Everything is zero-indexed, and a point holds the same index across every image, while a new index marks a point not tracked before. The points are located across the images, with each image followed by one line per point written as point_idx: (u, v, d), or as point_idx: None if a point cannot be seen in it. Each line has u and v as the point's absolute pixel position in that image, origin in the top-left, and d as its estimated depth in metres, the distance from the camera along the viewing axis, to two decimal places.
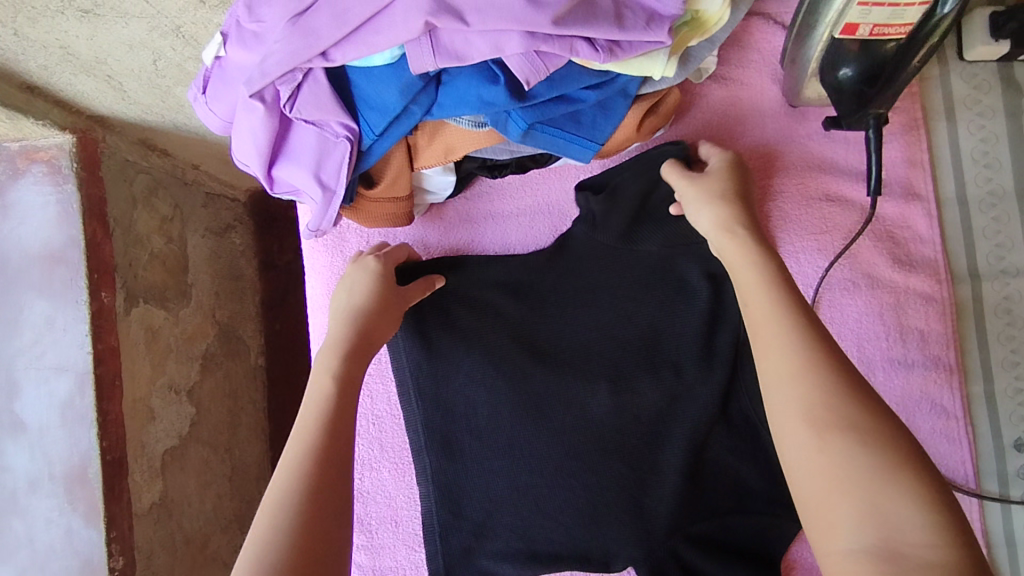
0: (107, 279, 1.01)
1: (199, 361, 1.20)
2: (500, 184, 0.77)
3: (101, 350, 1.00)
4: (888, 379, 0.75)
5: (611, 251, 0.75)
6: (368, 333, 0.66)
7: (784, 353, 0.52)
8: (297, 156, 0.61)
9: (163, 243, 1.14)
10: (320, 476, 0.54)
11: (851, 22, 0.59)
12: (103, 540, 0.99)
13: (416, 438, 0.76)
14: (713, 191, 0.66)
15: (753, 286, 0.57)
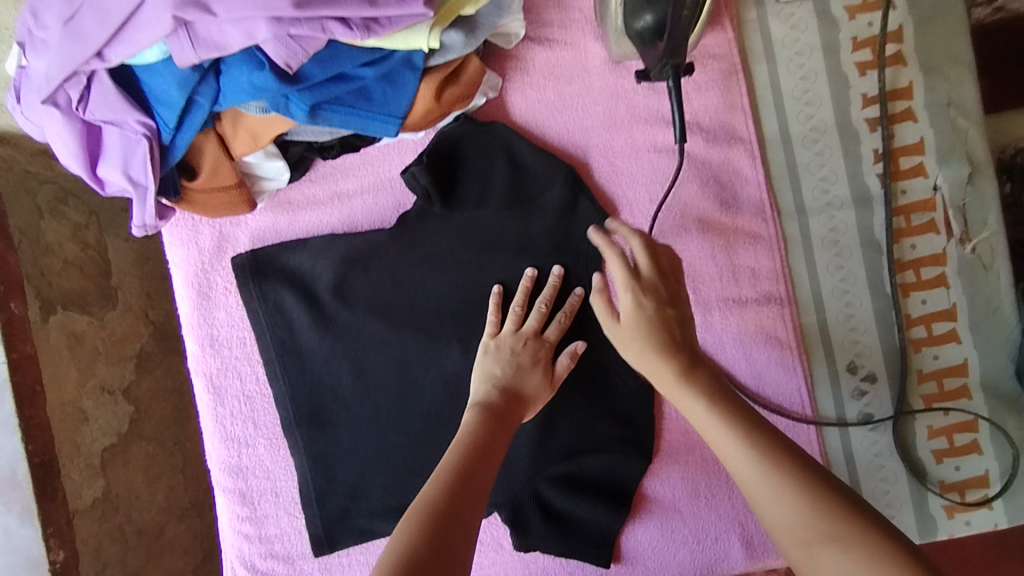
0: (17, 290, 0.92)
1: (135, 359, 1.09)
2: (341, 164, 0.79)
3: (16, 358, 0.90)
4: (725, 316, 0.79)
5: (453, 220, 0.78)
6: (515, 410, 0.67)
7: (751, 480, 0.52)
8: (109, 156, 0.64)
9: (78, 250, 1.04)
10: (449, 495, 0.53)
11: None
12: (41, 536, 0.90)
13: (285, 413, 0.79)
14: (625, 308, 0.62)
15: (698, 416, 0.57)
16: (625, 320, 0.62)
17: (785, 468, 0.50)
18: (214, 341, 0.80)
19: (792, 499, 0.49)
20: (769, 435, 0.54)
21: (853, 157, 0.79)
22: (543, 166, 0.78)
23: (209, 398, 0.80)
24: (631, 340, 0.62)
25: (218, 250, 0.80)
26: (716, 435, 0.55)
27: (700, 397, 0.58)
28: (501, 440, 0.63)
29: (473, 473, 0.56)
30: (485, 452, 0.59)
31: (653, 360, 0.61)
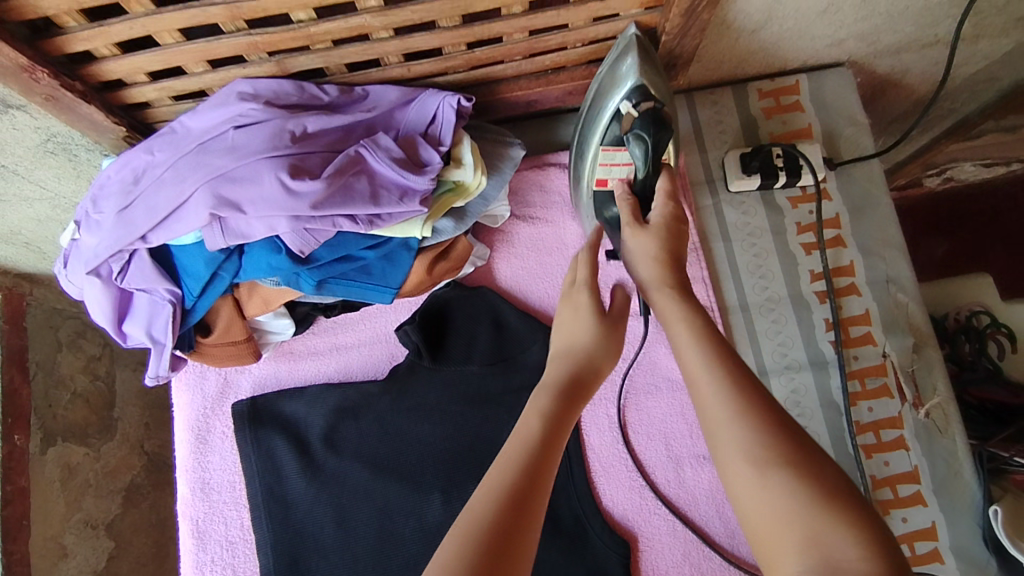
0: (21, 423, 1.20)
1: (121, 492, 1.36)
2: (342, 320, 0.87)
3: (9, 491, 1.16)
4: (697, 473, 0.82)
5: (440, 374, 0.85)
6: (579, 386, 0.56)
7: (712, 403, 0.47)
8: (136, 317, 0.72)
9: (87, 382, 1.34)
10: (507, 508, 0.44)
11: (601, 175, 0.72)
12: None
13: (265, 561, 0.81)
14: (647, 248, 0.59)
15: (673, 317, 0.53)
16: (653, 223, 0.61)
17: (748, 403, 0.46)
18: (205, 484, 0.84)
19: (748, 432, 0.44)
20: (729, 354, 0.49)
21: (806, 325, 0.87)
22: (524, 327, 0.86)
23: (192, 543, 0.82)
24: (642, 246, 0.60)
25: (221, 396, 0.86)
26: (686, 352, 0.50)
27: (676, 298, 0.54)
28: (568, 415, 0.53)
29: (542, 478, 0.48)
30: (545, 459, 0.49)
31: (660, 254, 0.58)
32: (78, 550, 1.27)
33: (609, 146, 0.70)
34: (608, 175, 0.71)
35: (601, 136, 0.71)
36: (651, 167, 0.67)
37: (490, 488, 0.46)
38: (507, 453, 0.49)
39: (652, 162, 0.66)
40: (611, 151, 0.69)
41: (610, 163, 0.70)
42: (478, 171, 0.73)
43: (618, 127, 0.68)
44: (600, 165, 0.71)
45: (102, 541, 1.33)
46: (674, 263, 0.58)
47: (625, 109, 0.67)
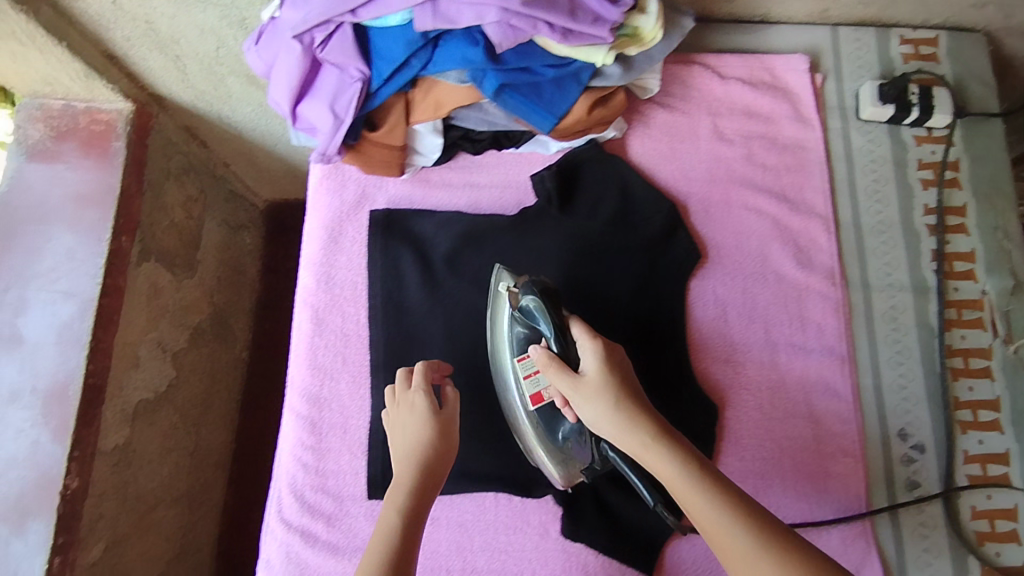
0: (128, 227, 1.22)
1: (190, 330, 1.49)
2: (479, 161, 0.93)
3: (108, 283, 1.17)
4: (790, 360, 0.87)
5: (564, 224, 0.89)
6: (429, 473, 0.69)
7: (744, 560, 0.53)
8: (319, 94, 0.77)
9: (183, 216, 1.44)
10: (397, 553, 0.60)
11: (533, 390, 0.77)
12: (66, 455, 1.09)
13: (376, 356, 0.86)
14: (598, 404, 0.67)
15: (670, 473, 0.60)
16: (590, 377, 0.69)
17: (784, 554, 0.52)
18: (329, 279, 0.89)
19: (779, 570, 0.51)
20: (744, 502, 0.57)
21: (914, 252, 0.91)
22: (651, 197, 0.90)
23: (310, 327, 0.88)
24: (590, 409, 0.68)
25: (357, 205, 0.91)
26: (702, 508, 0.57)
27: (665, 453, 0.62)
28: (421, 510, 0.66)
29: (413, 520, 0.64)
30: (420, 506, 0.66)
31: (616, 406, 0.67)
32: (149, 366, 1.34)
33: (522, 356, 0.78)
34: (538, 383, 0.77)
35: (510, 348, 0.81)
36: (557, 323, 0.74)
37: (385, 528, 0.63)
38: (378, 550, 0.61)
39: (553, 316, 0.75)
40: (527, 358, 0.78)
41: (534, 373, 0.77)
42: (659, 22, 0.74)
43: (518, 325, 0.80)
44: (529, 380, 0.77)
45: (166, 367, 1.40)
46: (628, 397, 0.67)
47: (503, 291, 0.82)
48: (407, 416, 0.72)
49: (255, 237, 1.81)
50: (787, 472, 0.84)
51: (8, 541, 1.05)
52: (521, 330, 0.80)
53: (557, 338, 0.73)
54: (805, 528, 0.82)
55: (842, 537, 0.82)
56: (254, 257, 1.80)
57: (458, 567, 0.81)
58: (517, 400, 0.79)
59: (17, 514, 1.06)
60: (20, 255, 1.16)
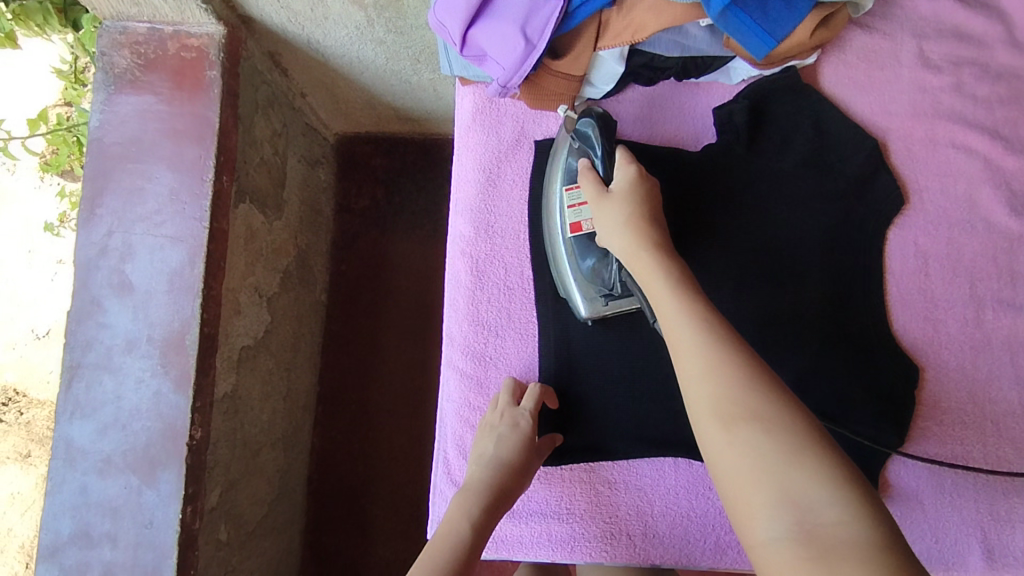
0: (229, 165, 1.12)
1: (280, 274, 1.43)
2: (652, 93, 0.82)
3: (214, 228, 1.09)
4: (997, 318, 0.79)
5: (750, 163, 0.80)
6: (503, 490, 0.72)
7: (692, 354, 0.54)
8: (501, 13, 0.67)
9: (269, 153, 1.35)
10: (457, 555, 0.67)
11: (572, 219, 0.74)
12: (189, 406, 1.04)
13: (546, 310, 0.79)
14: (616, 213, 0.68)
15: (652, 280, 0.62)
16: (617, 190, 0.69)
17: (730, 356, 0.53)
18: (489, 227, 0.81)
19: (730, 372, 0.52)
20: (715, 315, 0.57)
21: None
22: (849, 133, 0.81)
23: (470, 279, 0.80)
24: (610, 215, 0.68)
25: (516, 143, 0.82)
26: (670, 310, 0.58)
27: (653, 258, 0.63)
28: (490, 517, 0.70)
29: (482, 526, 0.69)
30: (488, 514, 0.70)
31: (629, 220, 0.67)
32: (249, 312, 1.29)
33: (568, 185, 0.75)
34: (579, 212, 0.74)
35: (561, 177, 0.76)
36: (605, 148, 0.73)
37: (454, 528, 0.69)
38: (439, 553, 0.67)
39: (605, 141, 0.74)
40: (575, 187, 0.74)
41: (579, 204, 0.74)
42: None
43: (572, 151, 0.76)
44: (569, 210, 0.74)
45: (262, 313, 1.35)
46: (646, 217, 0.67)
47: (566, 116, 0.77)
48: (505, 432, 0.72)
49: (329, 174, 1.72)
50: (993, 438, 0.77)
51: (138, 491, 1.01)
52: (575, 162, 0.75)
53: (603, 160, 0.73)
54: (1005, 495, 0.76)
55: None
56: (329, 195, 1.72)
57: (639, 533, 0.76)
58: (558, 231, 0.75)
59: (146, 464, 1.02)
60: (120, 197, 1.07)
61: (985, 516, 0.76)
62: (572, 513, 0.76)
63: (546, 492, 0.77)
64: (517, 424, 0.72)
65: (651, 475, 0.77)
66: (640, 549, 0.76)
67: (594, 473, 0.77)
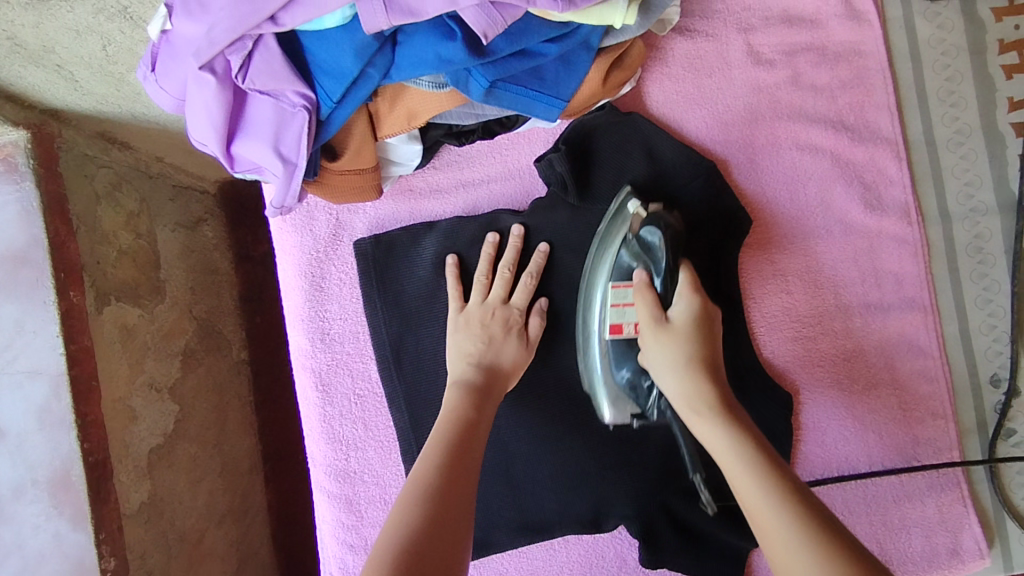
0: (76, 278, 0.90)
1: (180, 356, 1.11)
2: (469, 151, 0.75)
3: (76, 351, 0.88)
4: (865, 323, 0.75)
5: (582, 213, 0.74)
6: (494, 385, 0.66)
7: (772, 529, 0.49)
8: (253, 129, 0.59)
9: (131, 239, 1.03)
10: (463, 431, 0.60)
11: (614, 320, 0.67)
12: (92, 541, 0.88)
13: (400, 416, 0.74)
14: (672, 358, 0.60)
15: (705, 430, 0.57)
16: (678, 325, 0.62)
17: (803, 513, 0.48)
18: (325, 335, 0.75)
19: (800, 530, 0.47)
20: (769, 455, 0.54)
21: (998, 162, 0.76)
22: (684, 159, 0.74)
23: (317, 396, 0.75)
24: (663, 354, 0.61)
25: (334, 239, 0.75)
26: (738, 476, 0.52)
27: (721, 424, 0.56)
28: (488, 401, 0.64)
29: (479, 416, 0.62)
30: (483, 402, 0.64)
31: (683, 363, 0.60)
32: (148, 412, 1.01)
33: (618, 281, 0.68)
34: (622, 314, 0.67)
35: (608, 271, 0.69)
36: (670, 263, 0.65)
37: (452, 408, 0.63)
38: (436, 443, 0.59)
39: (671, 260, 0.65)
40: (624, 285, 0.67)
41: (624, 303, 0.67)
42: None
43: (630, 251, 0.68)
44: (613, 307, 0.68)
45: (166, 403, 1.06)
46: (710, 369, 0.60)
47: (632, 213, 0.69)
48: (498, 331, 0.69)
49: (219, 230, 1.27)
50: (875, 448, 0.75)
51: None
52: (630, 260, 0.68)
53: (663, 280, 0.64)
54: (896, 504, 0.75)
55: (937, 506, 0.75)
56: (227, 248, 1.28)
57: None
58: (597, 346, 0.69)
59: None
60: None
61: (878, 528, 0.75)
62: None
63: None
64: (496, 311, 0.70)
65: (540, 561, 0.76)
66: None
67: (482, 567, 0.76)
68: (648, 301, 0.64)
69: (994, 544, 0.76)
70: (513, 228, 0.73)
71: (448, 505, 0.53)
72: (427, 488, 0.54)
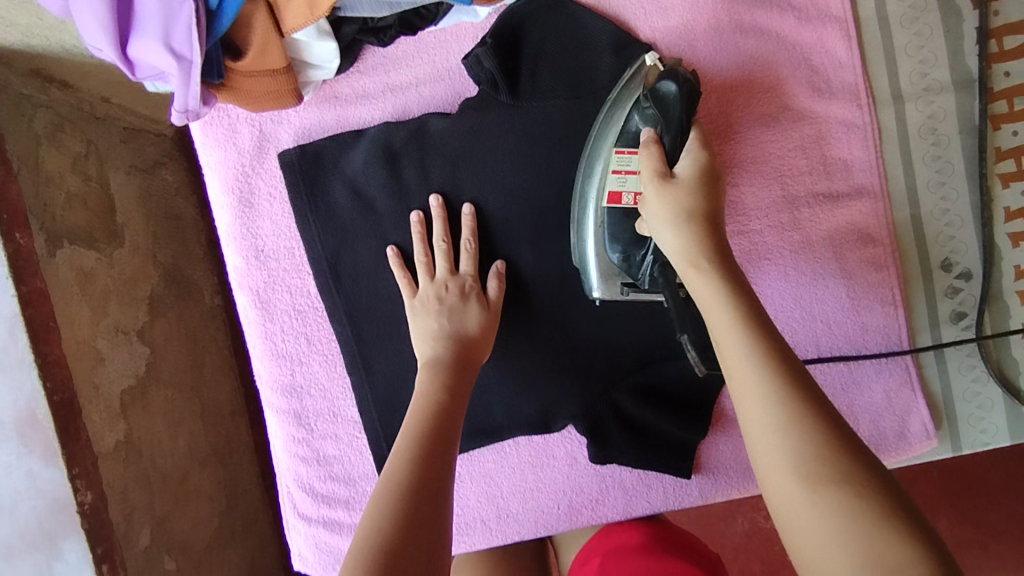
0: (20, 219, 0.81)
1: (146, 302, 1.04)
2: (394, 52, 0.72)
3: (27, 293, 0.80)
4: (814, 213, 0.72)
5: (517, 111, 0.71)
6: (467, 354, 0.65)
7: (764, 415, 0.44)
8: (141, 25, 0.56)
9: (80, 182, 0.96)
10: (439, 412, 0.58)
11: (613, 188, 0.63)
12: (65, 478, 0.81)
13: (342, 330, 0.73)
14: (667, 209, 0.53)
15: (705, 293, 0.50)
16: (683, 179, 0.54)
17: (807, 415, 0.43)
18: (259, 252, 0.73)
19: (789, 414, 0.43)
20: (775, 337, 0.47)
21: (954, 37, 0.72)
22: (621, 45, 0.70)
23: (257, 314, 0.74)
24: (657, 206, 0.54)
25: (260, 151, 0.72)
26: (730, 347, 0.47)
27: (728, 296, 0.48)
28: (461, 379, 0.62)
29: (454, 396, 0.61)
30: (457, 383, 0.62)
31: (684, 220, 0.52)
32: (115, 355, 0.94)
33: (623, 148, 0.63)
34: (624, 181, 0.62)
35: (614, 138, 0.64)
36: (681, 119, 0.59)
37: (427, 389, 0.61)
38: (414, 417, 0.58)
39: (682, 117, 0.59)
40: (629, 151, 0.62)
41: (626, 170, 0.63)
42: None
43: (642, 115, 0.62)
44: (613, 175, 0.63)
45: (137, 347, 1.00)
46: (714, 252, 0.51)
47: (648, 67, 0.64)
48: (454, 301, 0.67)
49: (180, 173, 1.19)
50: (825, 340, 0.74)
51: (49, 566, 0.82)
52: (641, 124, 0.62)
53: (672, 137, 0.58)
54: (843, 392, 0.75)
55: (884, 393, 0.74)
56: (191, 192, 1.22)
57: (492, 516, 0.76)
58: (600, 169, 0.65)
59: (42, 540, 0.81)
60: None
61: None
62: None
63: None
64: (449, 288, 0.68)
65: (494, 465, 0.76)
66: (497, 530, 0.77)
67: None
68: (652, 157, 0.57)
69: (942, 426, 0.76)
70: (431, 201, 0.71)
71: (427, 481, 0.50)
72: (413, 463, 0.52)
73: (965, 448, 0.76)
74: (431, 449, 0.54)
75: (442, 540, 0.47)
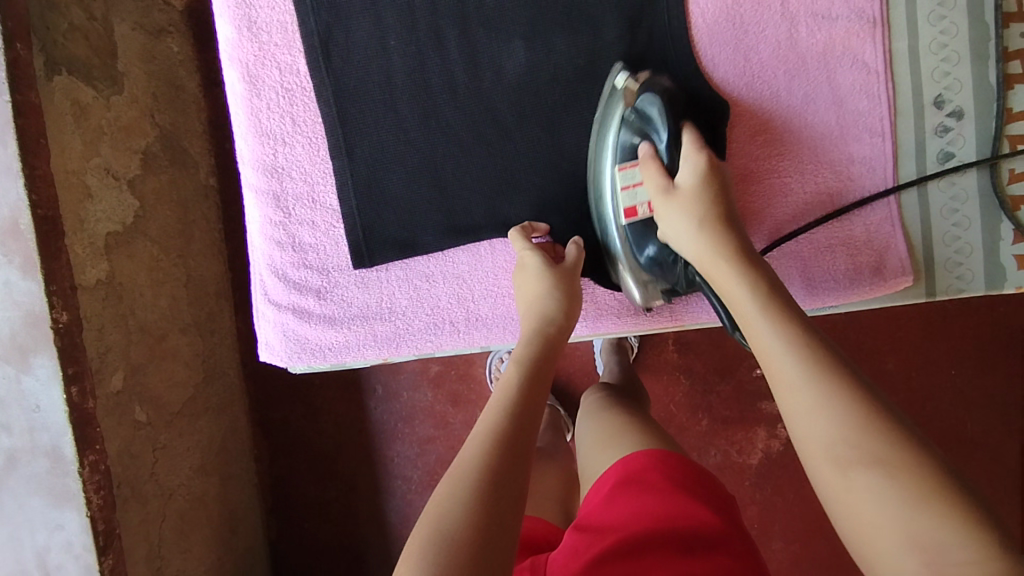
0: (23, 28, 0.75)
1: (139, 154, 1.02)
2: None
3: (23, 103, 0.75)
4: (811, 32, 0.72)
5: None
6: (552, 346, 0.67)
7: (821, 430, 0.47)
8: None
9: (85, 18, 0.92)
10: (519, 402, 0.60)
11: (627, 203, 0.68)
12: (43, 290, 0.75)
13: (328, 111, 0.73)
14: (683, 219, 0.62)
15: (740, 295, 0.56)
16: (686, 188, 0.62)
17: (861, 416, 0.46)
18: (251, 23, 0.73)
19: (845, 418, 0.46)
20: (826, 350, 0.51)
21: None
22: None
23: (244, 88, 0.73)
24: (675, 220, 0.62)
25: None
26: (778, 358, 0.51)
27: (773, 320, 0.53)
28: (546, 371, 0.65)
29: (537, 380, 0.63)
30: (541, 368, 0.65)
31: (699, 223, 0.61)
32: (103, 195, 0.92)
33: (625, 163, 0.68)
34: (634, 196, 0.67)
35: (613, 153, 0.69)
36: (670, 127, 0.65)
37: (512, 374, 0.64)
38: (498, 401, 0.61)
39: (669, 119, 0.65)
40: (631, 166, 0.67)
41: (633, 184, 0.67)
42: None
43: (629, 129, 0.68)
44: (624, 191, 0.68)
45: (126, 198, 0.98)
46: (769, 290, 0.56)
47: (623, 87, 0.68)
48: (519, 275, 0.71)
49: (186, 47, 1.18)
50: (809, 167, 0.74)
51: (16, 381, 0.77)
52: (631, 136, 0.68)
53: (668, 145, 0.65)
54: (824, 223, 0.74)
55: (865, 226, 0.74)
56: (195, 69, 1.21)
57: (461, 318, 0.77)
58: (608, 187, 0.69)
59: (12, 351, 0.76)
60: None
61: (803, 245, 0.74)
62: (395, 311, 0.77)
63: (365, 297, 0.77)
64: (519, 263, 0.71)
65: (466, 266, 0.77)
66: (464, 334, 0.77)
67: (408, 268, 0.77)
68: (657, 177, 0.64)
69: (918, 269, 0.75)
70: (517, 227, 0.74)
71: (505, 470, 0.53)
72: (489, 454, 0.54)
73: (939, 293, 0.76)
74: (510, 438, 0.56)
75: (506, 518, 0.50)
